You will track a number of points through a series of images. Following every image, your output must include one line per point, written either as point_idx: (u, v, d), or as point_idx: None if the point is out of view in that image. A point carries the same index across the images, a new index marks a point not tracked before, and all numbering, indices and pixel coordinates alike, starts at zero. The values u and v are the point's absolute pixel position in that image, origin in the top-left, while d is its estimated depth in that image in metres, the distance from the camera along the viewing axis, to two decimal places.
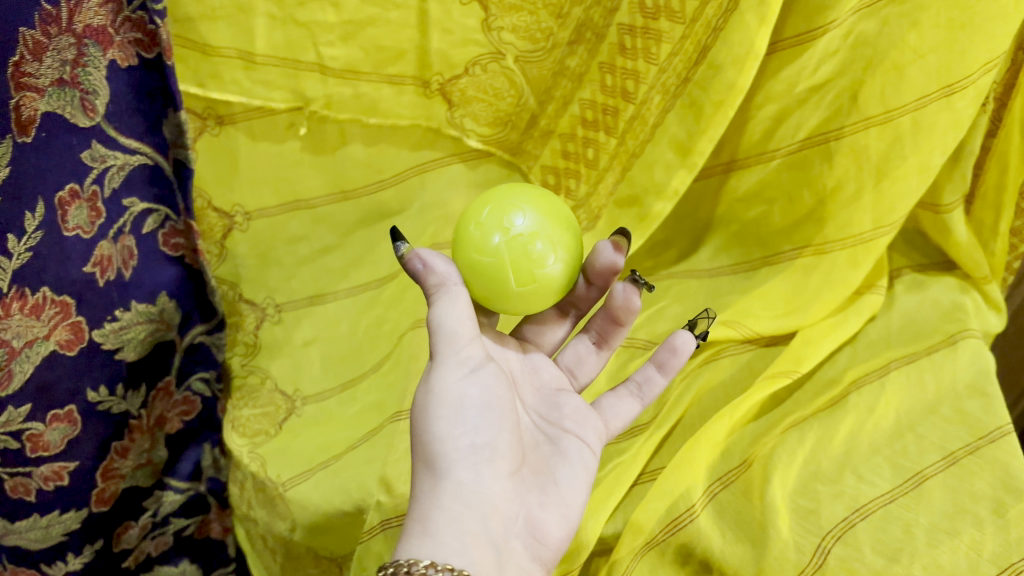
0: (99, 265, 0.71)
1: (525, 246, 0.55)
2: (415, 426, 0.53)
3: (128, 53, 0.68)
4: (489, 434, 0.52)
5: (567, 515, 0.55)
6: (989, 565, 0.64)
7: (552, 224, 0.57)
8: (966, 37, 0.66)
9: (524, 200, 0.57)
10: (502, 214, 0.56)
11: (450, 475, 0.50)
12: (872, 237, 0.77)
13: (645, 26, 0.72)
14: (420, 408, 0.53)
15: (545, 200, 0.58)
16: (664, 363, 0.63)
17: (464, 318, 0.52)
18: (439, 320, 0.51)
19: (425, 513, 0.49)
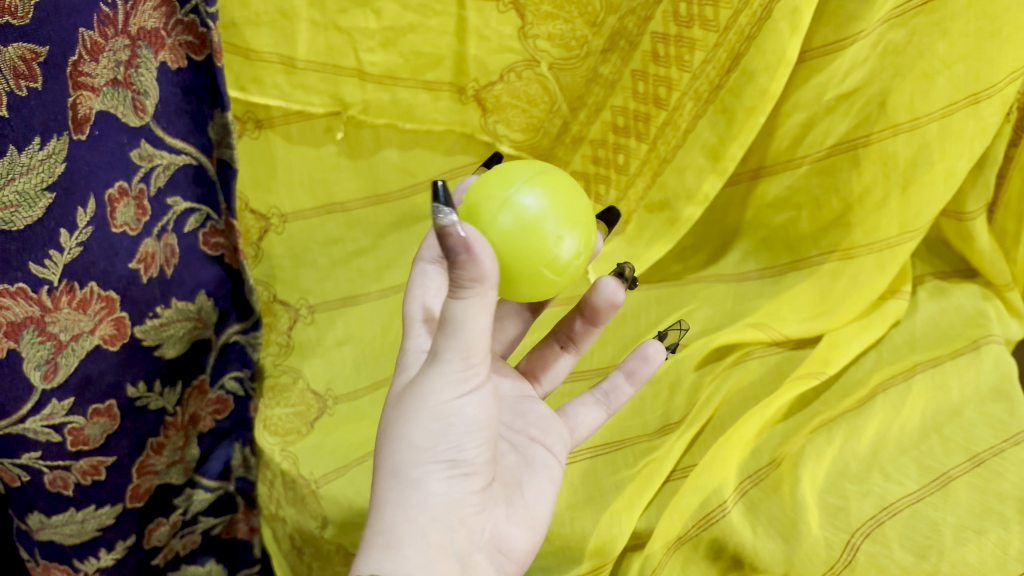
0: (144, 262, 0.72)
1: (544, 239, 0.49)
2: (394, 424, 0.49)
3: (179, 55, 0.70)
4: (472, 449, 0.49)
5: (532, 528, 0.55)
6: (1016, 564, 0.66)
7: (568, 209, 0.51)
8: (995, 45, 0.68)
9: (537, 181, 0.51)
10: (516, 197, 0.49)
11: (422, 487, 0.48)
12: (897, 241, 0.78)
13: (678, 35, 0.74)
14: (403, 410, 0.48)
15: (560, 187, 0.51)
16: (635, 372, 0.63)
17: (481, 330, 0.44)
18: (455, 330, 0.43)
19: (393, 523, 0.47)
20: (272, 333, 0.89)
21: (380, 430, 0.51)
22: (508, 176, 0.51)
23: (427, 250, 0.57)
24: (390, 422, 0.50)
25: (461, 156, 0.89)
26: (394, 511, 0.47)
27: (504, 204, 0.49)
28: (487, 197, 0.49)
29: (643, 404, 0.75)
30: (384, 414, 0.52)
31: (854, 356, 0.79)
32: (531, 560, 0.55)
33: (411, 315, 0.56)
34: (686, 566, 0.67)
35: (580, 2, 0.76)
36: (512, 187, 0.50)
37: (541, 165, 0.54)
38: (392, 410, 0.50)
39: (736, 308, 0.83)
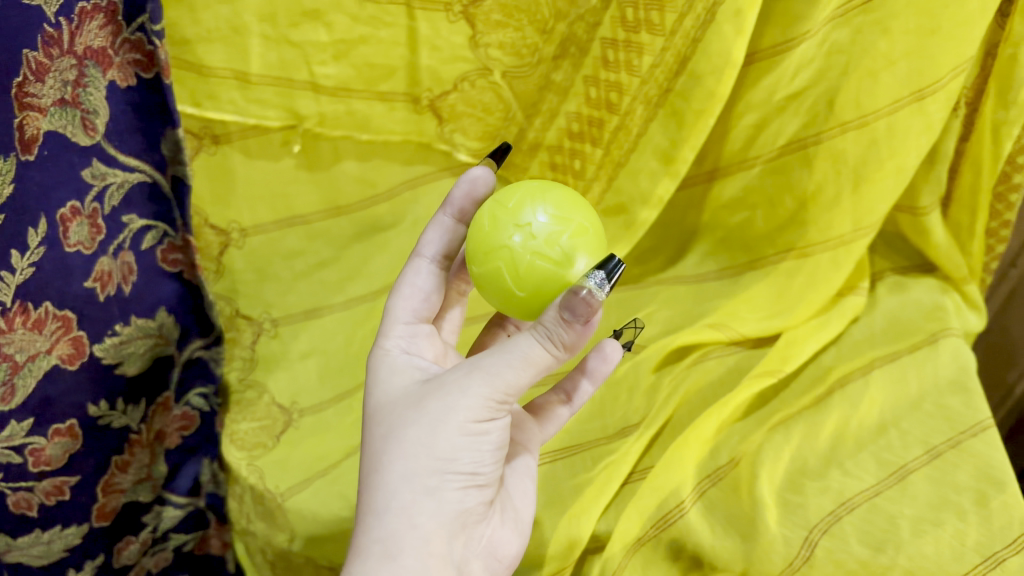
0: (99, 280, 0.72)
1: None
2: (415, 429, 0.51)
3: (127, 74, 0.70)
4: (488, 465, 0.52)
5: (521, 532, 0.58)
6: (973, 554, 0.66)
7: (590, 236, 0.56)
8: (936, 42, 0.68)
9: (592, 225, 0.55)
10: (588, 249, 0.54)
11: (436, 498, 0.50)
12: (852, 237, 0.79)
13: (627, 39, 0.75)
14: (431, 419, 0.50)
15: (577, 220, 0.55)
16: (592, 369, 0.62)
17: (539, 359, 0.49)
18: (520, 358, 0.49)
19: (398, 529, 0.49)
20: (236, 348, 0.89)
21: (393, 429, 0.52)
22: (573, 220, 0.55)
23: (424, 247, 0.64)
24: (410, 424, 0.51)
25: (420, 166, 0.91)
26: (401, 516, 0.49)
27: (581, 255, 0.53)
28: (568, 248, 0.53)
29: (603, 408, 0.75)
30: (396, 413, 0.53)
31: (814, 351, 0.80)
32: (516, 563, 0.58)
33: (393, 311, 0.62)
34: (646, 567, 0.68)
35: (529, 10, 0.77)
36: (584, 238, 0.54)
37: (563, 190, 0.58)
38: (415, 413, 0.52)
39: (695, 309, 0.83)
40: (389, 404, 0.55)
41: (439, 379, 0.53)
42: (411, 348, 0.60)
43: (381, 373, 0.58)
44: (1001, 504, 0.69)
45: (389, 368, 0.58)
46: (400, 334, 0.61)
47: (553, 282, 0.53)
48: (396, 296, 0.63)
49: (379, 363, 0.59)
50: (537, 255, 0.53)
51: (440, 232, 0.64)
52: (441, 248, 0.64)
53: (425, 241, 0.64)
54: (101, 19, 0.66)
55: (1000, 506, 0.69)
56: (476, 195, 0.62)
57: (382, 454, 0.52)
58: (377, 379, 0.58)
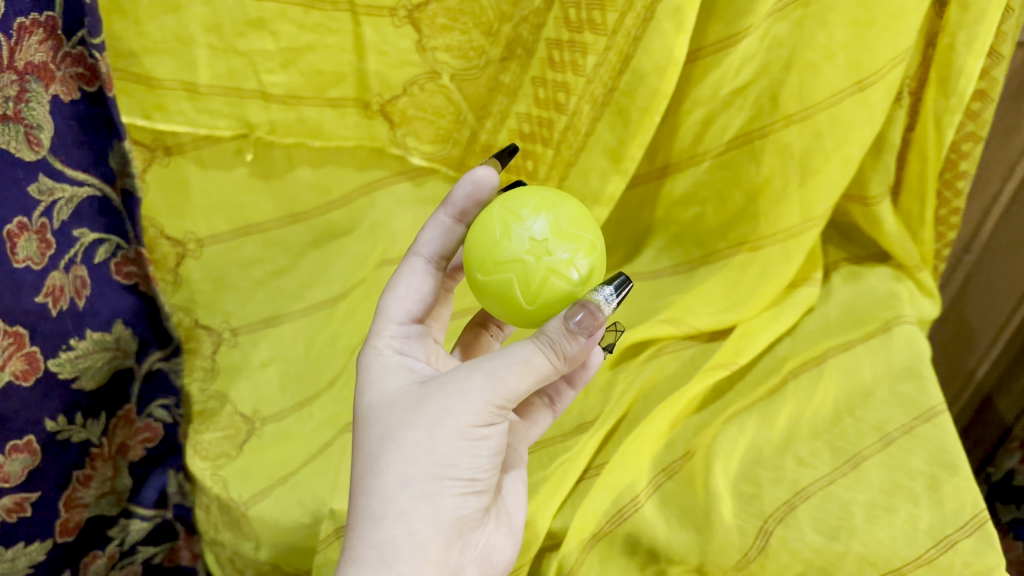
0: (51, 295, 0.72)
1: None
2: (412, 432, 0.49)
3: (71, 87, 0.70)
4: (487, 471, 0.51)
5: (513, 537, 0.57)
6: (925, 538, 0.67)
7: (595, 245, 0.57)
8: (873, 34, 0.69)
9: (600, 243, 0.56)
10: (595, 267, 0.55)
11: (435, 504, 0.49)
12: (800, 230, 0.79)
13: (571, 39, 0.76)
14: (430, 422, 0.49)
15: (585, 232, 0.56)
16: (577, 376, 0.65)
17: (540, 363, 0.49)
18: (521, 362, 0.48)
19: (395, 536, 0.48)
20: (196, 358, 0.89)
21: (389, 431, 0.51)
22: (585, 237, 0.55)
23: (422, 245, 0.60)
24: (408, 426, 0.50)
25: (375, 170, 0.91)
26: (398, 521, 0.48)
27: (591, 270, 0.55)
28: (580, 266, 0.54)
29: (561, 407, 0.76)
30: (391, 414, 0.52)
31: (768, 341, 0.81)
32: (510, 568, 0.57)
33: (385, 311, 0.59)
34: (604, 562, 0.69)
35: (474, 12, 0.78)
36: (593, 255, 0.55)
37: (568, 202, 0.58)
38: (412, 415, 0.50)
39: (651, 304, 0.85)
40: (383, 404, 0.53)
41: (436, 381, 0.51)
42: (404, 347, 0.58)
43: (372, 372, 0.56)
44: (953, 488, 0.70)
45: (382, 368, 0.56)
46: (393, 334, 0.58)
47: (563, 298, 0.53)
48: (389, 296, 0.60)
49: (371, 361, 0.57)
50: (551, 271, 0.53)
51: (439, 231, 0.60)
52: (439, 248, 0.60)
53: (423, 239, 0.60)
54: (40, 34, 0.65)
55: (952, 490, 0.70)
56: (480, 196, 0.59)
57: (373, 458, 0.51)
58: (369, 379, 0.56)
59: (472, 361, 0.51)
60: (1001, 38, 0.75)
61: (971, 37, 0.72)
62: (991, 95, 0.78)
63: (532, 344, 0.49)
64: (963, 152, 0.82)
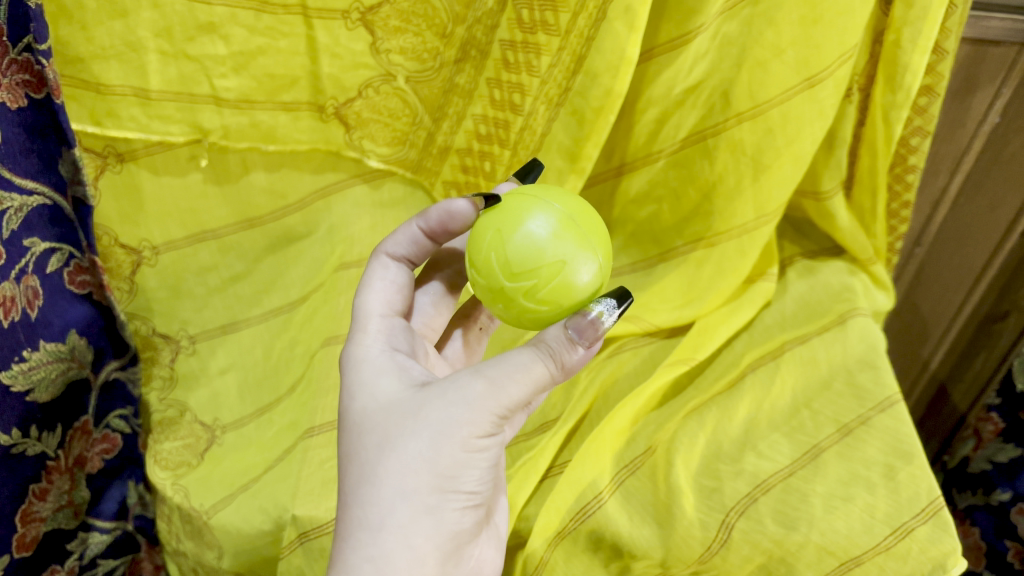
0: (3, 306, 0.71)
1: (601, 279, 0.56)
2: (413, 441, 0.48)
3: (17, 95, 0.68)
4: (483, 482, 0.51)
5: (498, 545, 0.58)
6: (882, 526, 0.68)
7: (568, 244, 0.54)
8: (820, 31, 0.70)
9: (562, 246, 0.53)
10: (570, 278, 0.53)
11: (435, 517, 0.48)
12: (755, 225, 0.80)
13: (524, 41, 0.76)
14: (431, 432, 0.48)
15: (539, 252, 0.53)
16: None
17: (544, 373, 0.49)
18: (523, 369, 0.48)
19: (393, 550, 0.47)
20: (154, 366, 0.90)
21: (387, 438, 0.49)
22: (540, 261, 0.53)
23: (390, 244, 0.61)
24: (407, 434, 0.49)
25: (331, 174, 0.90)
26: (395, 535, 0.47)
27: (568, 282, 0.53)
28: (546, 294, 0.53)
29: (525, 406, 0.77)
30: (388, 420, 0.50)
31: (724, 338, 0.82)
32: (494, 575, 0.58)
33: (366, 304, 0.59)
34: (568, 559, 0.69)
35: (427, 15, 0.78)
36: (558, 273, 0.53)
37: (534, 208, 0.55)
38: (412, 421, 0.49)
39: None
40: (377, 407, 0.52)
41: (434, 385, 0.50)
42: (392, 343, 0.57)
43: (360, 370, 0.54)
44: (909, 476, 0.71)
45: (374, 367, 0.54)
46: (379, 331, 0.57)
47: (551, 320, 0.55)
48: (365, 289, 0.60)
49: (360, 358, 0.55)
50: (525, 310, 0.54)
51: (409, 239, 0.61)
52: (406, 252, 0.61)
53: (395, 239, 0.61)
54: None
55: (908, 478, 0.71)
56: (452, 222, 0.59)
57: (369, 466, 0.49)
58: (360, 378, 0.54)
59: (472, 366, 0.50)
60: (945, 34, 0.76)
61: (915, 34, 0.73)
62: (937, 90, 0.79)
63: (533, 351, 0.49)
64: (912, 147, 0.84)
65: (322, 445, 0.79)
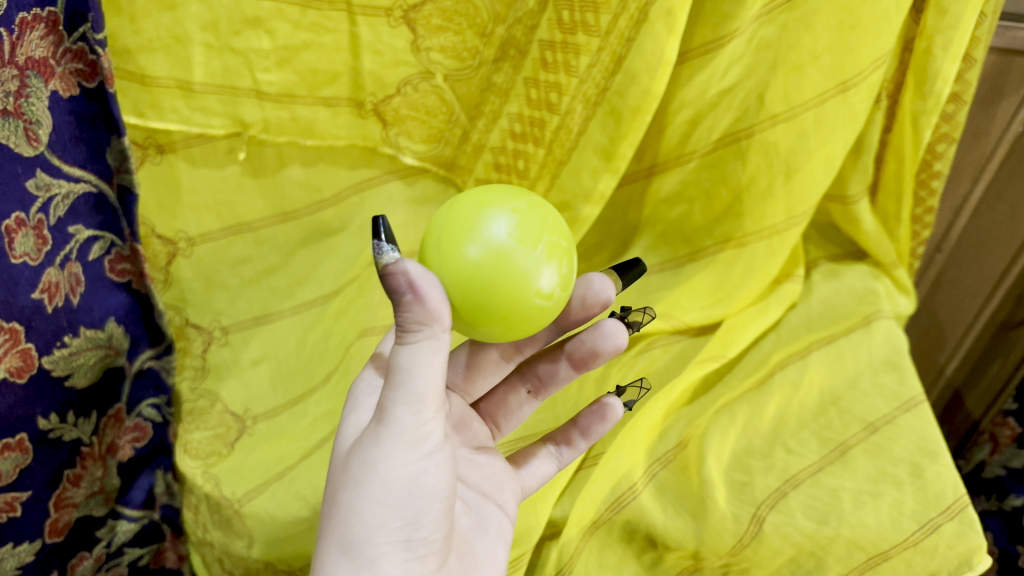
0: (47, 291, 0.72)
1: (504, 258, 0.49)
2: (345, 493, 0.48)
3: (70, 83, 0.70)
4: (427, 528, 0.49)
5: None
6: (910, 522, 0.70)
7: (478, 215, 0.51)
8: (856, 37, 0.72)
9: (475, 211, 0.51)
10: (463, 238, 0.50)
11: (373, 571, 0.47)
12: (785, 226, 0.82)
13: (564, 41, 0.78)
14: (354, 480, 0.47)
15: (455, 212, 0.51)
16: (592, 428, 0.65)
17: (434, 379, 0.44)
18: (409, 387, 0.44)
19: None
20: (186, 357, 0.90)
21: (333, 494, 0.50)
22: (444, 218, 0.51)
23: None
24: (342, 487, 0.49)
25: (366, 170, 0.91)
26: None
27: (459, 242, 0.49)
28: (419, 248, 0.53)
29: (555, 397, 0.79)
30: (337, 475, 0.51)
31: (753, 337, 0.84)
32: None
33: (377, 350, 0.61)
34: (602, 549, 0.71)
35: (469, 14, 0.80)
36: (445, 224, 0.51)
37: (492, 195, 0.53)
38: (345, 470, 0.49)
39: (640, 301, 0.87)
40: (336, 464, 0.53)
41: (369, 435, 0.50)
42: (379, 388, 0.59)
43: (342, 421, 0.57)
44: (935, 474, 0.73)
45: (347, 418, 0.56)
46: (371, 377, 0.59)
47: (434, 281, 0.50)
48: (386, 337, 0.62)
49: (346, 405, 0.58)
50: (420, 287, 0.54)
51: None
52: None
53: None
54: (42, 29, 0.65)
55: (935, 476, 0.73)
56: None
57: (326, 526, 0.50)
58: (337, 434, 0.56)
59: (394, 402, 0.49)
60: (975, 43, 0.78)
61: (947, 42, 0.75)
62: (964, 98, 0.81)
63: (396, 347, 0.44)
64: (938, 153, 0.86)
65: None
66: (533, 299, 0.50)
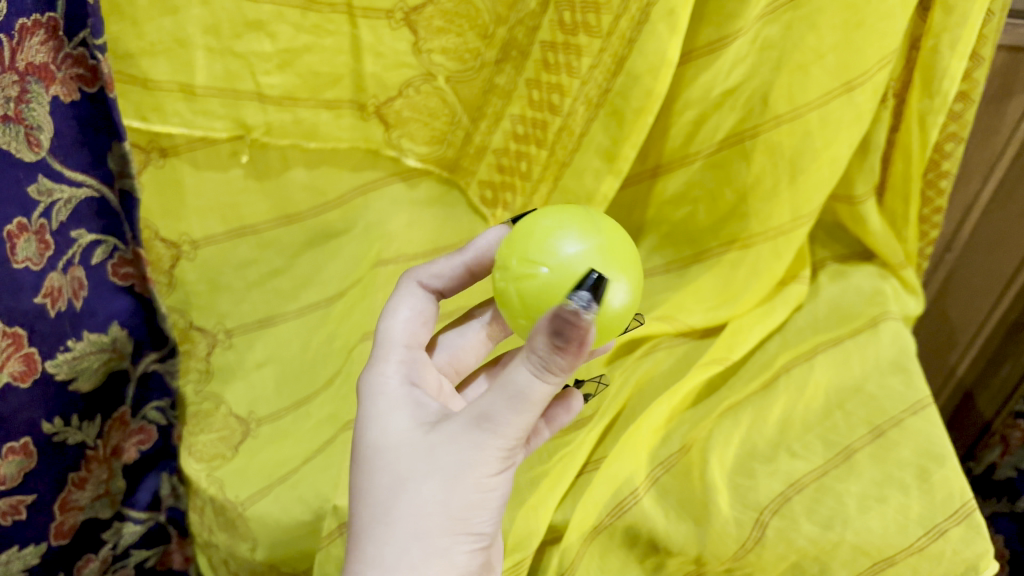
0: (50, 296, 0.72)
1: (581, 272, 0.49)
2: (426, 483, 0.48)
3: (71, 88, 0.70)
4: (490, 523, 0.50)
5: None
6: (916, 527, 0.69)
7: (555, 235, 0.51)
8: (861, 36, 0.71)
9: (553, 233, 0.51)
10: (540, 258, 0.50)
11: (446, 559, 0.47)
12: (791, 228, 0.81)
13: (565, 42, 0.78)
14: (444, 471, 0.47)
15: (534, 234, 0.52)
16: (557, 417, 0.61)
17: (540, 406, 0.46)
18: (520, 401, 0.44)
19: None
20: (191, 359, 0.90)
21: (399, 479, 0.49)
22: (522, 242, 0.52)
23: (428, 274, 0.62)
24: (419, 476, 0.48)
25: (370, 172, 0.91)
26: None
27: (540, 263, 0.50)
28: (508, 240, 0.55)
29: None
30: (398, 459, 0.50)
31: (758, 339, 0.83)
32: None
33: (390, 331, 0.59)
34: (604, 555, 0.70)
35: (469, 15, 0.80)
36: (524, 246, 0.52)
37: (570, 217, 0.53)
38: (426, 462, 0.48)
39: (644, 302, 0.87)
40: (388, 447, 0.51)
41: (443, 425, 0.50)
42: (407, 375, 0.56)
43: (376, 405, 0.53)
44: (942, 478, 0.72)
45: (386, 402, 0.53)
46: (397, 360, 0.57)
47: (515, 304, 0.51)
48: (391, 317, 0.60)
49: (379, 390, 0.54)
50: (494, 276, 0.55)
51: (450, 269, 0.62)
52: (443, 284, 0.62)
53: (434, 268, 0.62)
54: (42, 35, 0.66)
55: (941, 480, 0.72)
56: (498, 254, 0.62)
57: (383, 507, 0.49)
58: (372, 414, 0.53)
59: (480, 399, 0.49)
60: (982, 41, 0.77)
61: (954, 40, 0.74)
62: (972, 96, 0.80)
63: (525, 367, 0.44)
64: (946, 153, 0.85)
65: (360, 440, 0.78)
66: (613, 311, 0.49)
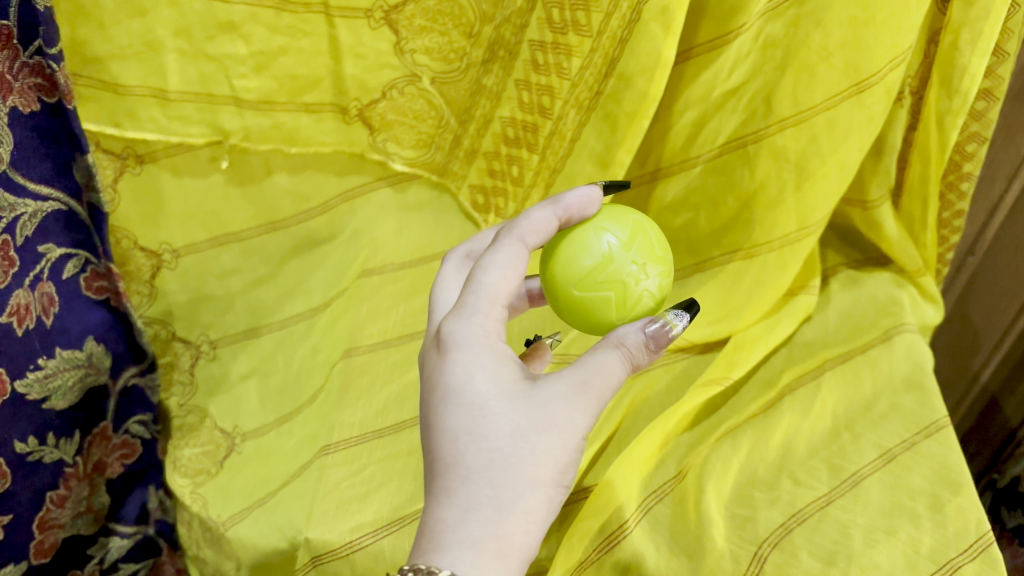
0: (16, 314, 0.69)
1: (642, 283, 0.53)
2: (545, 433, 0.42)
3: (30, 99, 0.66)
4: None
5: None
6: (927, 564, 0.64)
7: (630, 243, 0.54)
8: (871, 33, 0.65)
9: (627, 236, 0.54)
10: (615, 260, 0.53)
11: (547, 514, 0.42)
12: (798, 238, 0.76)
13: (554, 42, 0.74)
14: (560, 423, 0.42)
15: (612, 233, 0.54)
16: None
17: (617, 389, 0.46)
18: (591, 372, 0.45)
19: (516, 534, 0.40)
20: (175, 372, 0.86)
21: (514, 427, 0.42)
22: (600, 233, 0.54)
23: (531, 232, 0.49)
24: (535, 423, 0.42)
25: (355, 177, 0.89)
26: (522, 529, 0.40)
27: (608, 257, 0.53)
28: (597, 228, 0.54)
29: None
30: (506, 405, 0.43)
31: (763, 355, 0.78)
32: None
33: (485, 279, 0.46)
34: None
35: (453, 13, 0.78)
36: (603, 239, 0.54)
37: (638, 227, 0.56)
38: (538, 414, 0.42)
39: None
40: (489, 391, 0.43)
41: (545, 380, 0.44)
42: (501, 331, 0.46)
43: (473, 350, 0.44)
44: (957, 508, 0.67)
45: (490, 350, 0.44)
46: (492, 315, 0.45)
47: (585, 287, 0.53)
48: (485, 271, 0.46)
49: (480, 339, 0.44)
50: (575, 255, 0.53)
51: (545, 226, 0.50)
52: (538, 242, 0.49)
53: (533, 221, 0.49)
54: None
55: (956, 511, 0.67)
56: (588, 209, 0.53)
57: (489, 451, 0.41)
58: (466, 358, 0.44)
59: (572, 365, 0.45)
60: (1007, 35, 0.72)
61: (975, 35, 0.68)
62: (996, 94, 0.75)
63: (614, 353, 0.46)
64: (967, 154, 0.79)
65: (337, 464, 0.76)
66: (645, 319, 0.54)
